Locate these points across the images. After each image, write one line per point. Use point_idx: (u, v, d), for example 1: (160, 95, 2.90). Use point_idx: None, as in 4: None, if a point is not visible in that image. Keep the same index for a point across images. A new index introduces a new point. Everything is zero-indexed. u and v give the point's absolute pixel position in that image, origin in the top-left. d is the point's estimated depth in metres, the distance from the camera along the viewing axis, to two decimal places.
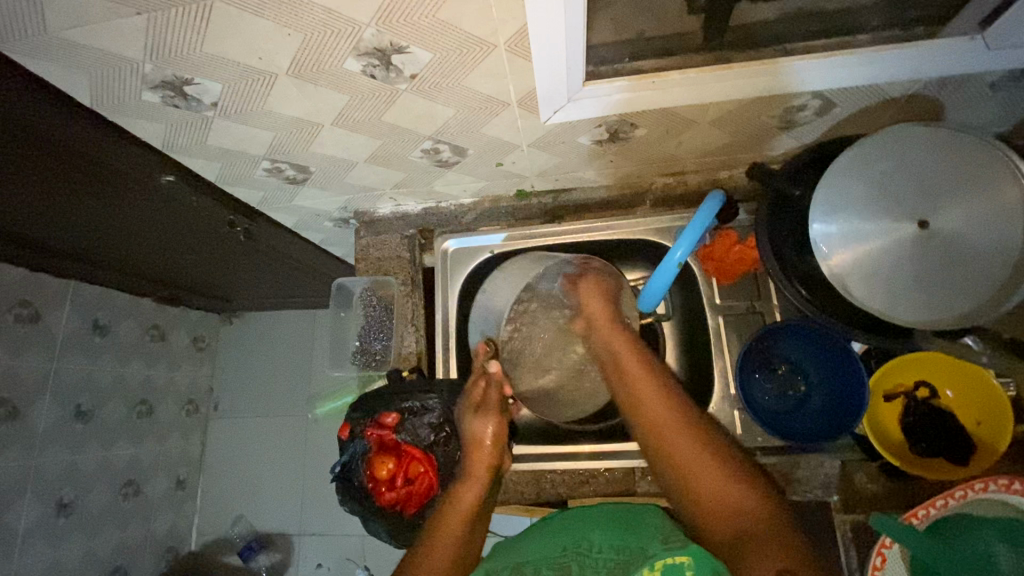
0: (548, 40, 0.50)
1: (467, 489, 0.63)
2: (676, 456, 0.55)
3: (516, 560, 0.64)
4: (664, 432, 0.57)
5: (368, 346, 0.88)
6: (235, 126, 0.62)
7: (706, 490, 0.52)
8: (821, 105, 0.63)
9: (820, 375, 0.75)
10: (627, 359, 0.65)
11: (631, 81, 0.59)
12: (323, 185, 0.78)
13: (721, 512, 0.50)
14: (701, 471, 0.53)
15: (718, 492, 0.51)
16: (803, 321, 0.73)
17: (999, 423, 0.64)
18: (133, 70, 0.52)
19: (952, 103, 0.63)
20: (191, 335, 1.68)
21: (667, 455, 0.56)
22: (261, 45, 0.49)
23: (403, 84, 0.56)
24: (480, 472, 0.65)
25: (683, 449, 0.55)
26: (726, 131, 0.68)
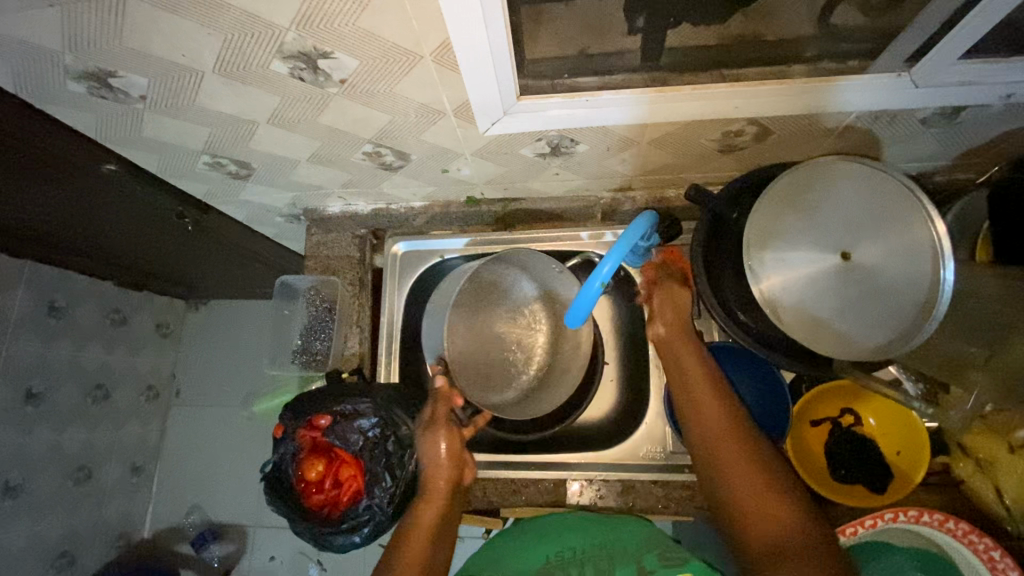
0: (474, 56, 0.50)
1: (427, 514, 0.63)
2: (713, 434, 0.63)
3: None
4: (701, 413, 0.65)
5: (308, 346, 0.86)
6: (167, 120, 0.61)
7: (756, 504, 0.57)
8: (758, 131, 0.63)
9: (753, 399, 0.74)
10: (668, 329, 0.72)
11: (566, 97, 0.59)
12: (269, 182, 0.78)
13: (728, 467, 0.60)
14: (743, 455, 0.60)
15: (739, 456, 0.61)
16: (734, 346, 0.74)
17: (917, 454, 0.66)
18: (54, 61, 0.51)
19: (886, 136, 0.64)
20: (155, 321, 1.66)
21: (704, 429, 0.64)
22: (183, 42, 0.49)
23: (333, 88, 0.55)
24: (439, 498, 0.64)
25: (717, 427, 0.63)
26: (667, 152, 0.68)
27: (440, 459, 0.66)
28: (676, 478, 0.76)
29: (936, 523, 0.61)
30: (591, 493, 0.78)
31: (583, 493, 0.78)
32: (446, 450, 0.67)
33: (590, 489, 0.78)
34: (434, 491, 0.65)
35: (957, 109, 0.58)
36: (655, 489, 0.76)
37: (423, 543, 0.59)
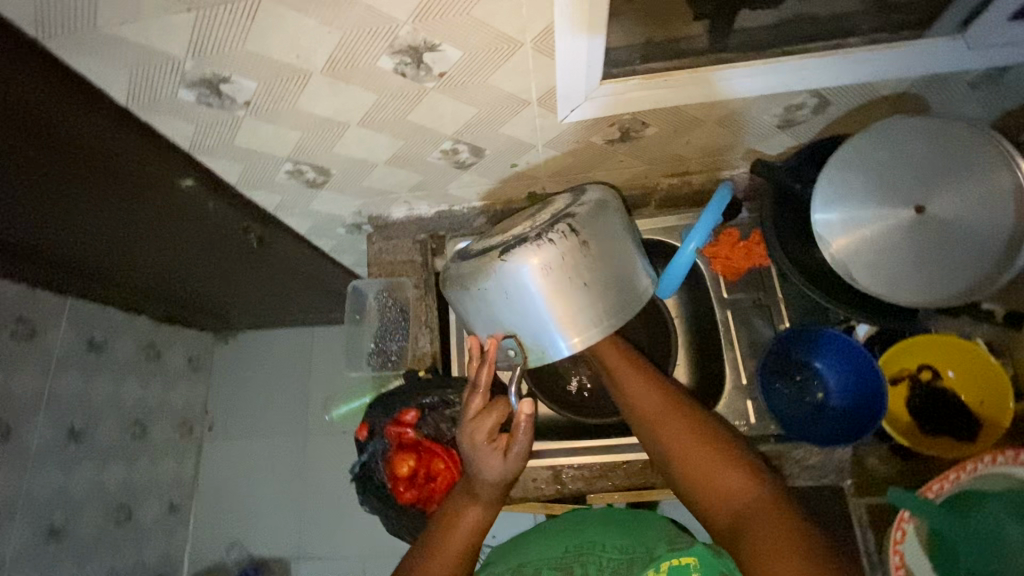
0: (571, 40, 0.53)
1: (470, 515, 0.58)
2: (687, 459, 0.56)
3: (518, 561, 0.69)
4: (668, 438, 0.57)
5: (384, 347, 0.88)
6: (263, 126, 0.64)
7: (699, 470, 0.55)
8: (818, 103, 0.67)
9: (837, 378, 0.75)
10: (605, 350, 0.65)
11: (643, 80, 0.63)
12: (342, 189, 0.80)
13: (717, 491, 0.54)
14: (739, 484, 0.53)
15: (731, 484, 0.53)
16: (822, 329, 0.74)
17: (1000, 400, 0.67)
18: (173, 68, 0.54)
19: (937, 100, 0.68)
20: (187, 354, 1.65)
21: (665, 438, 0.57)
22: (301, 43, 0.52)
23: (430, 83, 0.59)
24: (485, 498, 0.59)
25: (690, 450, 0.56)
26: (729, 130, 0.72)
27: (497, 472, 0.59)
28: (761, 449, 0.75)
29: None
30: None
31: None
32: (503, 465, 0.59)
33: None
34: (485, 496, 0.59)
35: (1005, 68, 0.63)
36: None
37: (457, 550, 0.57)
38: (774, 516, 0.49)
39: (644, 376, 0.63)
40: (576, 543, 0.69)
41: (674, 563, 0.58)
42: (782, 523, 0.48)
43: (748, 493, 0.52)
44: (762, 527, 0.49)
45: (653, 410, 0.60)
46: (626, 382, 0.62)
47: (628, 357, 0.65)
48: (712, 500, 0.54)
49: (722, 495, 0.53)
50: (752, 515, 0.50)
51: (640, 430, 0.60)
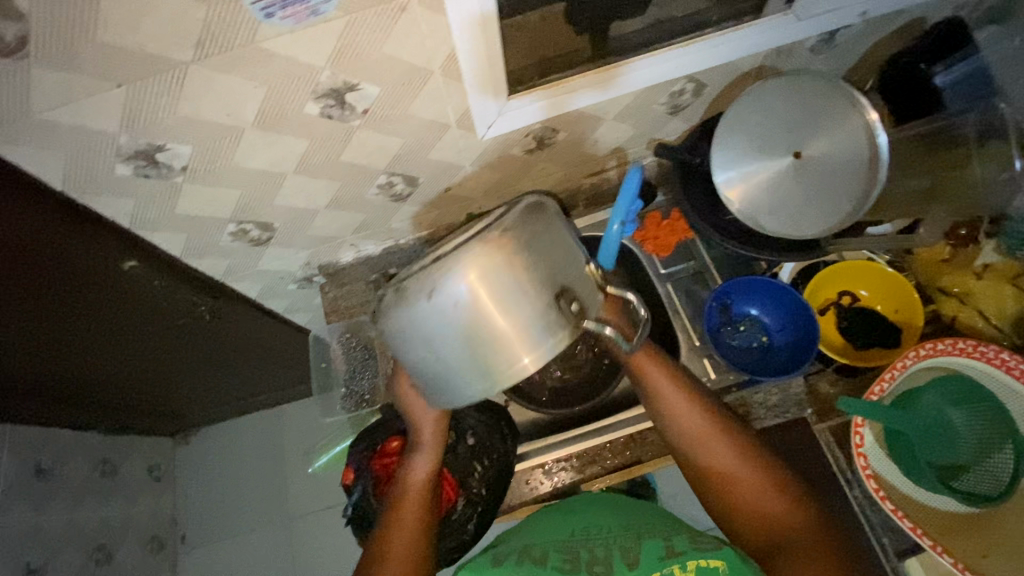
0: (474, 62, 0.61)
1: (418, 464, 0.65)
2: (733, 485, 0.62)
3: (524, 545, 0.70)
4: (718, 465, 0.63)
5: (354, 390, 0.88)
6: (203, 189, 0.67)
7: (743, 494, 0.62)
8: (695, 87, 0.78)
9: (772, 320, 0.84)
10: (655, 379, 0.66)
11: (545, 89, 0.71)
12: (289, 242, 0.83)
13: (757, 515, 0.61)
14: (776, 509, 0.60)
15: (770, 510, 0.61)
16: (751, 276, 0.83)
17: (908, 296, 0.78)
18: (109, 145, 0.57)
19: (789, 69, 0.81)
20: (146, 464, 1.55)
21: (714, 469, 0.63)
22: (231, 100, 0.57)
23: (356, 120, 0.64)
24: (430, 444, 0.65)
25: (735, 477, 0.62)
26: (629, 124, 0.82)
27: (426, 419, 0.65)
28: (730, 399, 0.80)
29: (950, 348, 0.71)
30: (658, 440, 0.80)
31: (650, 443, 0.80)
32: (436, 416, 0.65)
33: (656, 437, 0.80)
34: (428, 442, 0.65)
35: (833, 33, 0.75)
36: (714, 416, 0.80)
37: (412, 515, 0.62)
38: (808, 538, 0.58)
39: (692, 399, 0.66)
40: (584, 525, 0.71)
41: (701, 562, 0.59)
42: (815, 545, 0.57)
43: (783, 517, 0.60)
44: (801, 551, 0.57)
45: (699, 435, 0.64)
46: (679, 411, 0.65)
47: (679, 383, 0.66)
48: (750, 522, 0.61)
49: (762, 518, 0.61)
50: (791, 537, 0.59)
51: (689, 454, 0.65)
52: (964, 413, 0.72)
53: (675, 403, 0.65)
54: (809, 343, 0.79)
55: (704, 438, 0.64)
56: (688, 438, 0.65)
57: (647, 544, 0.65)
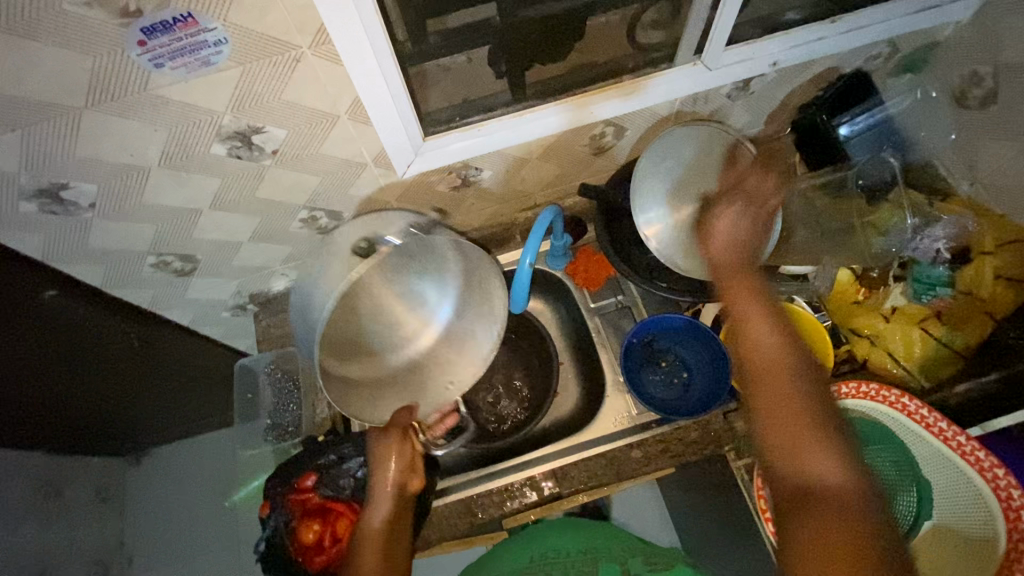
0: (380, 107, 0.62)
1: (374, 513, 0.65)
2: (773, 406, 0.50)
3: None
4: (772, 394, 0.50)
5: (279, 421, 0.89)
6: (116, 224, 0.67)
7: (786, 439, 0.48)
8: (616, 129, 0.80)
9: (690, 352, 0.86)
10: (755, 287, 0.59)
11: (461, 132, 0.73)
12: (215, 273, 0.84)
13: (799, 467, 0.46)
14: (818, 457, 0.46)
15: (816, 465, 0.46)
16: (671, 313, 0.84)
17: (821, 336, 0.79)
18: (9, 184, 0.57)
19: (708, 114, 0.83)
20: (91, 486, 1.51)
21: (760, 405, 0.51)
22: (131, 142, 0.57)
23: (267, 160, 0.65)
24: (387, 496, 0.66)
25: (783, 416, 0.49)
26: (554, 163, 0.84)
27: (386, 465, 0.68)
28: (648, 437, 0.81)
29: (852, 391, 0.74)
30: (579, 477, 0.81)
31: (571, 479, 0.81)
32: (395, 461, 0.68)
33: (577, 473, 0.81)
34: (385, 493, 0.66)
35: (746, 81, 0.78)
36: (633, 452, 0.81)
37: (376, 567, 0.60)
38: (848, 501, 0.43)
39: (764, 323, 0.55)
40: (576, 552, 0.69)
41: None
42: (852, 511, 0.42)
43: (834, 477, 0.45)
44: (831, 515, 0.43)
45: (763, 359, 0.52)
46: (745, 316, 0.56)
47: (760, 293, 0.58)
48: (782, 473, 0.48)
49: (794, 459, 0.47)
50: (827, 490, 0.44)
51: (743, 381, 0.53)
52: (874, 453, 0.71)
53: (749, 320, 0.56)
54: (724, 381, 0.80)
55: (766, 364, 0.52)
56: (747, 359, 0.53)
57: (604, 567, 0.66)
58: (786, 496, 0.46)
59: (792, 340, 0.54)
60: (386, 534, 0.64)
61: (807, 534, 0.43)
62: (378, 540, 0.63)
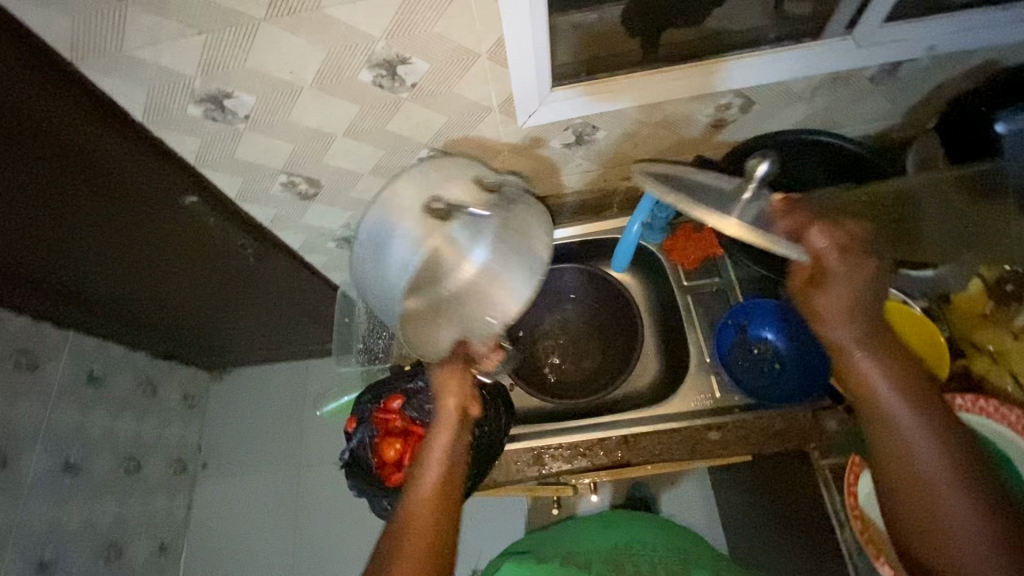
0: (520, 49, 0.64)
1: (437, 442, 0.63)
2: (960, 556, 0.46)
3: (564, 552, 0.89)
4: (912, 467, 0.49)
5: (371, 346, 0.94)
6: (261, 138, 0.73)
7: (927, 515, 0.48)
8: (744, 102, 0.78)
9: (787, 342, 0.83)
10: (883, 376, 0.51)
11: (587, 86, 0.74)
12: (331, 200, 0.89)
13: (946, 544, 0.47)
14: (975, 542, 0.46)
15: (967, 543, 0.47)
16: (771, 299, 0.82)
17: (932, 341, 0.74)
18: (185, 87, 0.63)
19: (845, 97, 0.79)
20: (182, 391, 1.66)
21: (899, 471, 0.50)
22: (293, 60, 0.62)
23: (404, 93, 0.68)
24: (451, 426, 0.64)
25: (920, 492, 0.49)
26: (671, 131, 0.82)
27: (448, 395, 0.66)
28: (728, 420, 0.79)
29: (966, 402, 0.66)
30: (652, 447, 0.80)
31: (643, 449, 0.80)
32: (454, 394, 0.66)
33: (649, 444, 0.80)
34: (448, 419, 0.65)
35: (896, 64, 0.73)
36: (711, 434, 0.79)
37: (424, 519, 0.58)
38: None
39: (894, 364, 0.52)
40: (626, 541, 0.92)
41: None
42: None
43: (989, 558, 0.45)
44: None
45: (884, 418, 0.51)
46: (912, 439, 0.49)
47: (907, 380, 0.51)
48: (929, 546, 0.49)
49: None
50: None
51: (874, 444, 0.52)
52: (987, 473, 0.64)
53: (857, 368, 0.52)
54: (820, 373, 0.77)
55: (892, 422, 0.50)
56: (871, 413, 0.52)
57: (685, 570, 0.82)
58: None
59: (918, 383, 0.51)
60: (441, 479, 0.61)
61: None
62: (436, 481, 0.61)
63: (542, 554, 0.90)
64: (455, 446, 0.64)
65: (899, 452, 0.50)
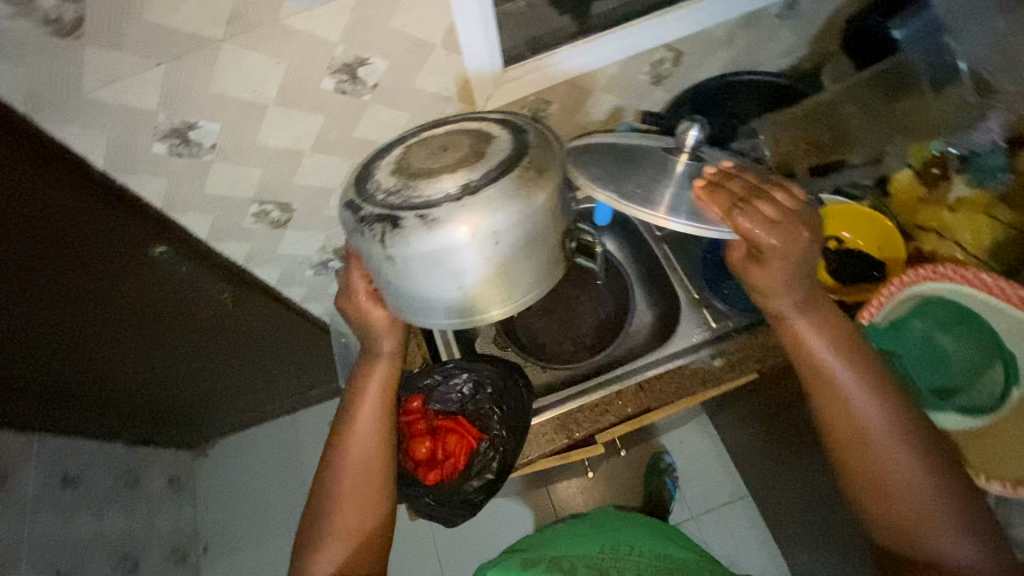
0: (471, 33, 0.68)
1: (363, 405, 0.67)
2: (896, 500, 0.54)
3: (555, 556, 0.83)
4: (854, 417, 0.56)
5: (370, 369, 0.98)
6: (230, 167, 0.73)
7: (874, 457, 0.55)
8: (674, 55, 0.85)
9: None
10: (819, 343, 0.58)
11: (537, 61, 0.78)
12: (305, 224, 0.89)
13: (885, 483, 0.55)
14: (911, 475, 0.54)
15: (901, 478, 0.54)
16: None
17: (884, 227, 0.83)
18: (148, 123, 0.63)
19: (759, 36, 0.88)
20: (166, 476, 1.56)
21: (842, 430, 0.57)
22: (256, 77, 0.63)
23: (367, 95, 0.71)
24: (378, 384, 0.68)
25: (863, 437, 0.56)
26: (615, 93, 0.88)
27: (376, 353, 0.68)
28: (727, 342, 0.84)
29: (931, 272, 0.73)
30: (669, 386, 0.83)
31: (660, 390, 0.83)
32: (385, 349, 0.68)
33: (664, 384, 0.83)
34: (372, 380, 0.68)
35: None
36: (716, 361, 0.84)
37: (358, 464, 0.65)
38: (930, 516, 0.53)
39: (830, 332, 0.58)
40: (612, 544, 0.85)
41: None
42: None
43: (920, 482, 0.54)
44: (906, 514, 0.54)
45: (830, 381, 0.57)
46: (858, 399, 0.56)
47: (852, 357, 0.57)
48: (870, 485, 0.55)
49: (925, 550, 0.53)
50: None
51: (823, 405, 0.58)
52: (953, 335, 0.73)
53: (809, 337, 0.58)
54: None
55: (832, 378, 0.57)
56: (810, 370, 0.59)
57: None
58: (868, 507, 0.56)
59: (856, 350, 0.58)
60: (376, 428, 0.67)
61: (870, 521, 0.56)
62: (373, 430, 0.67)
63: (530, 553, 0.86)
64: (387, 400, 0.69)
65: (834, 418, 0.57)
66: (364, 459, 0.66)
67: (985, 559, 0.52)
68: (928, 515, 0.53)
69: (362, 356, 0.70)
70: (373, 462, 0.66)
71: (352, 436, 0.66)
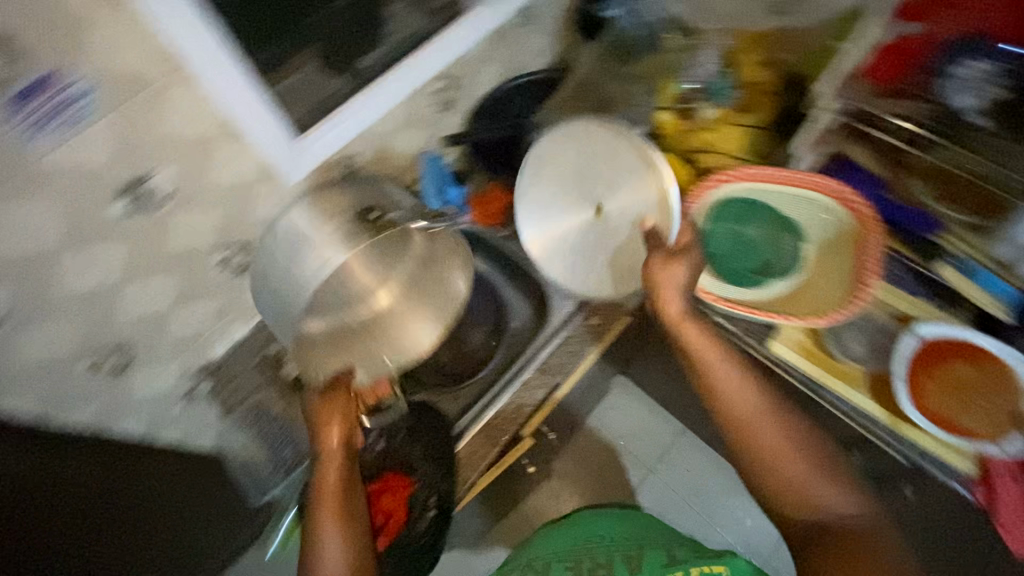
0: (248, 116, 0.69)
1: (328, 473, 0.70)
2: (785, 469, 0.66)
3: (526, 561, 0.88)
4: (742, 415, 0.68)
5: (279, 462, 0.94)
6: (34, 334, 0.69)
7: (771, 444, 0.67)
8: (447, 83, 0.94)
9: None
10: (714, 358, 0.71)
11: (327, 122, 0.81)
12: (151, 357, 0.86)
13: (782, 467, 0.66)
14: (797, 459, 0.66)
15: (791, 461, 0.66)
16: None
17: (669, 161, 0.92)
18: None
19: (512, 45, 1.00)
20: None
21: (741, 427, 0.68)
22: (24, 235, 0.60)
23: (161, 209, 0.69)
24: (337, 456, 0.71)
25: (757, 426, 0.68)
26: (412, 130, 0.95)
27: (330, 428, 0.71)
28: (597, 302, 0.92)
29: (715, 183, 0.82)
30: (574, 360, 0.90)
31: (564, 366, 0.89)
32: (337, 423, 0.72)
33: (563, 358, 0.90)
34: (335, 451, 0.71)
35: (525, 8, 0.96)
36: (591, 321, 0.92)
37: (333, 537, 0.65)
38: (816, 489, 0.65)
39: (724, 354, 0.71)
40: (584, 536, 0.90)
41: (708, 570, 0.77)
42: (871, 535, 0.61)
43: (806, 463, 0.66)
44: (795, 489, 0.65)
45: (731, 389, 0.70)
46: (745, 403, 0.68)
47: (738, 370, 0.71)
48: (772, 471, 0.66)
49: (817, 508, 0.64)
50: (852, 529, 0.62)
51: (727, 413, 0.70)
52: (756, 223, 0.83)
53: (709, 363, 0.71)
54: None
55: (730, 390, 0.70)
56: (707, 388, 0.71)
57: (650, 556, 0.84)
58: (769, 493, 0.67)
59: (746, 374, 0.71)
60: (344, 498, 0.69)
61: (778, 505, 0.67)
62: (337, 496, 0.68)
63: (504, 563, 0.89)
64: (349, 472, 0.71)
65: (713, 387, 0.70)
66: (342, 528, 0.66)
67: (856, 506, 0.64)
68: (817, 481, 0.65)
69: (313, 428, 0.73)
70: (350, 535, 0.66)
71: (319, 510, 0.67)
